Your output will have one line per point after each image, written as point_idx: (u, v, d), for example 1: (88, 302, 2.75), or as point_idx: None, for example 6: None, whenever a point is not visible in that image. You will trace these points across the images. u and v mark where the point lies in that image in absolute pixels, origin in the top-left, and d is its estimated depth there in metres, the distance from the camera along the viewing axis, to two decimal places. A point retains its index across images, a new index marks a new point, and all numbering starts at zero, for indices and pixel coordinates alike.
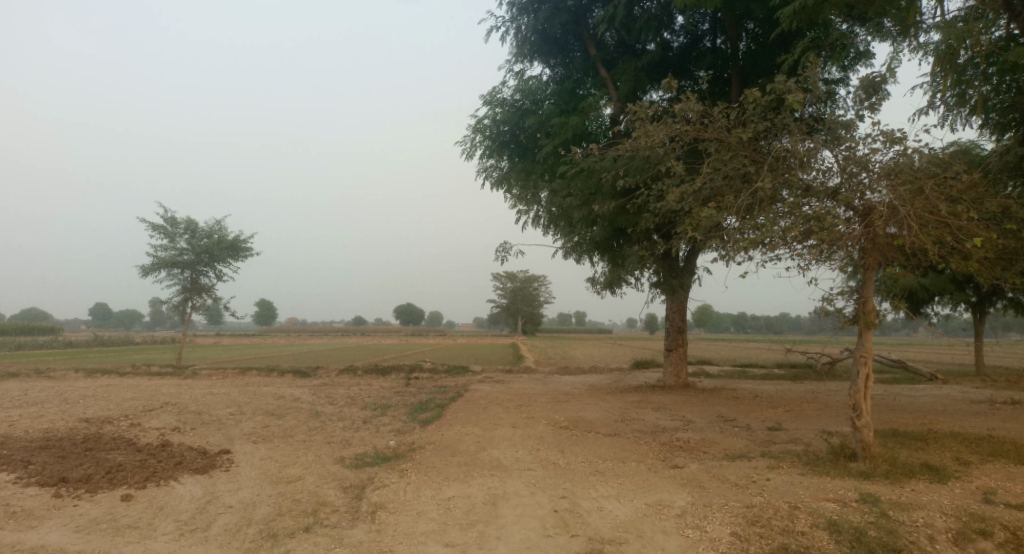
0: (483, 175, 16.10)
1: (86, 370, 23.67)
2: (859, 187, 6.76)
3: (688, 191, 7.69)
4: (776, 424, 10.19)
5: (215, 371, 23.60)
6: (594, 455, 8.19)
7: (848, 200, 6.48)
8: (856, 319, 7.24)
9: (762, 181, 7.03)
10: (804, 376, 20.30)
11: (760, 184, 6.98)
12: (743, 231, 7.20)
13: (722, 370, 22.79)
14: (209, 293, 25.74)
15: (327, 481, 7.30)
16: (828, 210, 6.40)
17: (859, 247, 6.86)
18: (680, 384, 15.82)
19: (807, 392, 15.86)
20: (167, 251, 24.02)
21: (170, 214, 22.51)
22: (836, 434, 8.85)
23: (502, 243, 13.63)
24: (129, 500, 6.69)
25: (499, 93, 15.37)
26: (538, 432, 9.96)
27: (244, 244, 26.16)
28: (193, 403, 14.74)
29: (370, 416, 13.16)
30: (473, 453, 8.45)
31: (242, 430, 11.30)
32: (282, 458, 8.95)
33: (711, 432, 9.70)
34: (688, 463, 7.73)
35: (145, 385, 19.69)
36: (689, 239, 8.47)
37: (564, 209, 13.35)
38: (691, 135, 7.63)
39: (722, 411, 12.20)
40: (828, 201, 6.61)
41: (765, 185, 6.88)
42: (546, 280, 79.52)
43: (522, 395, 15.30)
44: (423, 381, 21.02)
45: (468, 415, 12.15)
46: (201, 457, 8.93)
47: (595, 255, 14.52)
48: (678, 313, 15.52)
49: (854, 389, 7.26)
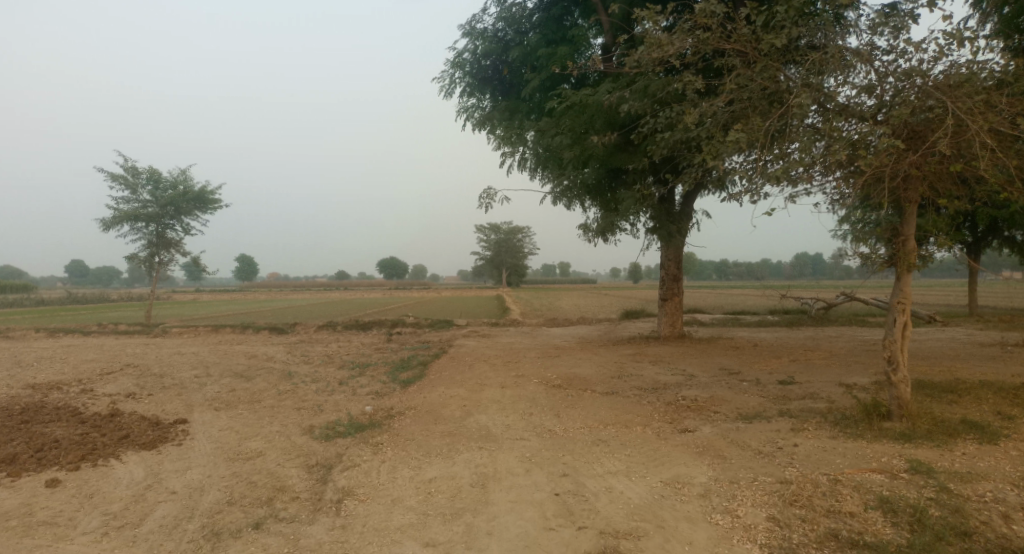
0: (463, 116, 14.71)
1: (46, 330, 22.34)
2: (915, 99, 5.62)
3: (705, 114, 6.55)
4: (787, 378, 9.38)
5: (186, 329, 22.39)
6: (594, 420, 7.31)
7: (903, 116, 5.37)
8: (895, 261, 6.23)
9: (795, 98, 5.89)
10: (800, 323, 19.62)
11: (793, 102, 5.84)
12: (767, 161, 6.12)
13: (714, 318, 22.15)
14: (176, 248, 24.28)
15: (291, 458, 6.35)
16: (880, 128, 5.27)
17: (904, 177, 5.80)
18: (675, 334, 15.04)
19: (808, 340, 15.18)
20: (127, 203, 22.40)
21: (127, 163, 20.81)
22: (857, 389, 8.03)
23: (485, 188, 12.47)
24: (54, 485, 5.67)
25: (479, 21, 13.80)
26: (530, 392, 9.08)
27: (211, 196, 24.58)
28: (157, 365, 13.65)
29: (347, 376, 12.22)
30: (459, 420, 7.55)
31: (205, 395, 10.28)
32: (244, 428, 7.97)
33: (718, 388, 8.87)
34: (700, 426, 6.87)
35: (111, 345, 18.53)
36: (698, 175, 7.38)
37: (552, 150, 12.11)
38: (709, 47, 6.45)
39: (724, 363, 11.41)
40: (876, 119, 5.49)
41: (800, 101, 5.75)
42: (531, 232, 78.29)
43: (510, 351, 14.36)
44: (406, 336, 20.08)
45: (452, 373, 11.21)
46: (152, 430, 7.91)
47: (586, 200, 13.42)
48: (673, 260, 14.58)
49: (889, 340, 6.33)
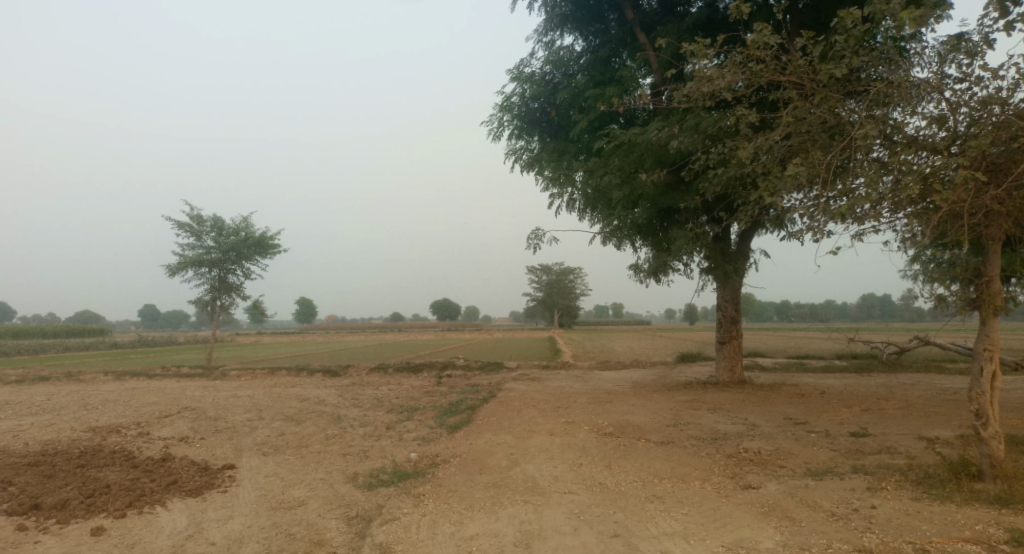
0: (512, 158, 14.81)
1: (115, 372, 23.37)
2: (995, 128, 5.16)
3: (761, 149, 6.25)
4: (861, 429, 8.64)
5: (244, 371, 23.01)
6: (647, 473, 6.87)
7: (981, 147, 4.92)
8: (978, 304, 5.61)
9: (859, 130, 5.54)
10: (870, 368, 18.39)
11: (856, 134, 5.49)
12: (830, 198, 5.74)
13: (776, 362, 21.06)
14: (237, 292, 25.21)
15: (332, 509, 6.19)
16: (956, 160, 4.83)
17: (986, 212, 5.29)
18: (735, 380, 14.30)
19: (881, 387, 14.11)
20: (193, 249, 23.53)
21: (193, 212, 21.93)
22: (942, 443, 7.26)
23: (535, 229, 12.41)
24: (100, 534, 5.69)
25: (528, 66, 14.00)
26: (579, 440, 8.69)
27: (270, 242, 25.55)
28: (212, 408, 13.94)
29: (395, 421, 12.11)
30: (504, 470, 7.25)
31: (254, 440, 10.35)
32: (289, 475, 7.91)
33: (783, 440, 8.24)
34: (764, 483, 6.33)
35: (172, 387, 19.18)
36: (754, 212, 7.03)
37: (600, 190, 11.95)
38: (763, 79, 6.20)
39: (788, 411, 10.68)
40: (951, 150, 5.06)
41: (864, 133, 5.39)
42: (582, 273, 77.81)
43: (560, 396, 13.97)
44: (456, 379, 19.93)
45: (500, 419, 10.93)
46: (200, 476, 7.95)
47: (637, 240, 13.12)
48: (730, 301, 13.99)
49: (975, 391, 5.60)
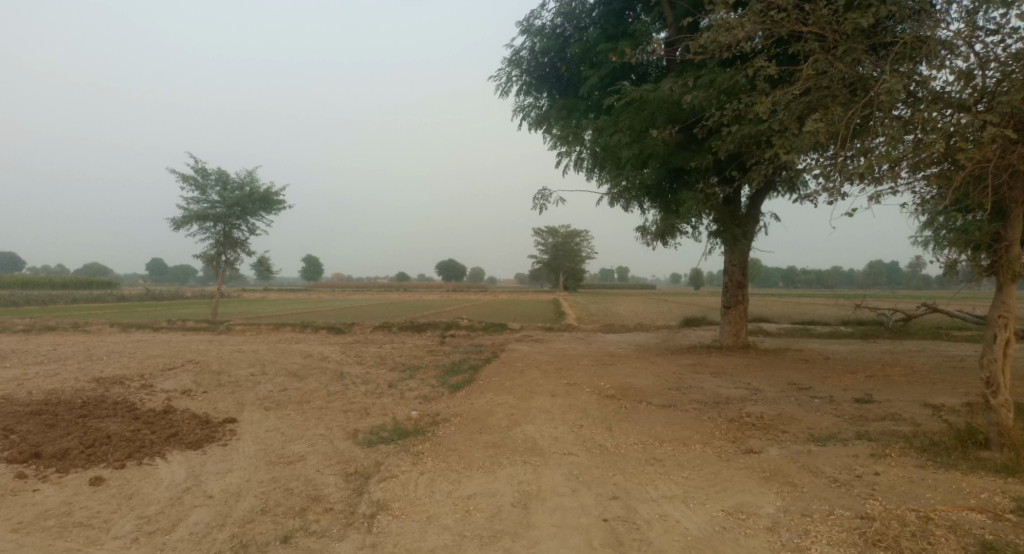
0: (520, 115, 14.42)
1: (121, 325, 23.53)
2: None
3: (778, 105, 5.97)
4: (866, 396, 8.54)
5: (249, 327, 23.12)
6: (648, 436, 6.81)
7: (1015, 102, 4.63)
8: (996, 270, 5.37)
9: (884, 85, 5.24)
10: (876, 335, 18.26)
11: (881, 89, 5.19)
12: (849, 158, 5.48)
13: (781, 328, 20.95)
14: (242, 248, 25.13)
15: (330, 464, 6.18)
16: (987, 116, 4.55)
17: (1013, 173, 5.02)
18: (739, 345, 14.21)
19: (887, 354, 13.99)
20: (197, 203, 23.36)
21: (197, 166, 21.68)
22: (949, 412, 7.13)
23: (541, 188, 12.16)
24: (99, 484, 5.71)
25: (538, 18, 13.48)
26: (580, 402, 8.65)
27: (275, 197, 25.31)
28: (216, 362, 14.01)
29: (397, 379, 12.13)
30: (504, 430, 7.23)
31: (256, 394, 10.39)
32: (289, 430, 7.92)
33: (786, 405, 8.16)
34: (766, 448, 6.26)
35: (178, 341, 19.30)
36: (768, 173, 6.76)
37: (609, 149, 11.62)
38: (783, 29, 5.88)
39: (792, 377, 10.60)
40: (981, 107, 4.78)
41: (889, 87, 5.10)
42: (588, 236, 77.40)
43: (562, 357, 13.94)
44: (459, 339, 19.96)
45: (502, 379, 10.90)
46: (201, 429, 7.97)
47: (644, 202, 12.83)
48: (738, 265, 13.78)
49: (987, 359, 5.41)
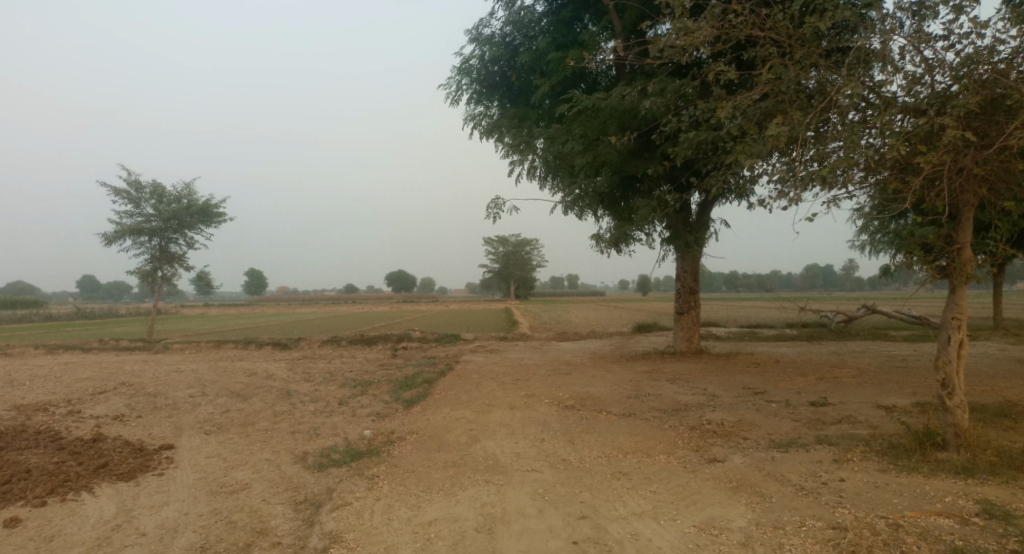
0: (470, 124, 14.23)
1: (46, 346, 21.93)
2: (979, 88, 5.04)
3: (738, 109, 6.02)
4: (819, 399, 8.68)
5: (188, 345, 21.93)
6: (612, 447, 6.67)
7: (969, 105, 4.77)
8: (948, 272, 5.51)
9: (842, 88, 5.33)
10: (820, 337, 18.86)
11: (839, 92, 5.28)
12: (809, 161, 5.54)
13: (730, 332, 21.41)
14: (179, 262, 23.90)
15: (279, 492, 5.76)
16: (945, 119, 4.67)
17: (964, 175, 5.18)
18: (692, 350, 14.36)
19: (832, 356, 14.41)
20: (130, 217, 22.09)
21: (129, 177, 20.50)
22: (901, 413, 7.28)
23: (494, 197, 11.98)
24: (14, 526, 5.11)
25: (487, 26, 13.37)
26: (540, 414, 8.45)
27: (215, 209, 24.21)
28: (151, 384, 13.14)
29: (348, 395, 11.64)
30: (464, 447, 6.95)
31: (196, 417, 9.74)
32: (233, 455, 7.40)
33: (744, 410, 8.20)
34: (730, 456, 6.22)
35: (109, 362, 18.09)
36: (725, 179, 6.80)
37: (562, 157, 11.57)
38: (740, 34, 5.94)
39: (746, 381, 10.72)
40: (937, 110, 4.91)
41: (848, 90, 5.19)
42: (539, 244, 77.80)
43: (518, 367, 13.73)
44: (412, 351, 19.50)
45: (459, 393, 10.60)
46: (134, 458, 7.35)
47: (598, 210, 12.83)
48: (689, 271, 13.96)
49: (942, 361, 5.53)
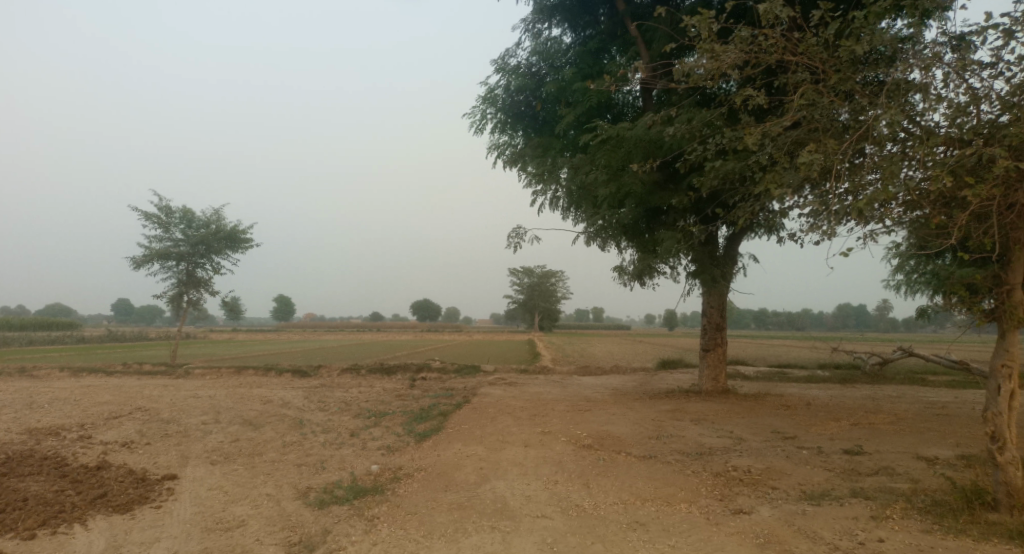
0: (494, 153, 14.18)
1: (72, 368, 22.20)
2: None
3: (767, 137, 5.76)
4: (855, 446, 8.12)
5: (209, 370, 21.98)
6: (628, 494, 6.24)
7: (1020, 135, 4.45)
8: (996, 315, 5.07)
9: (880, 116, 5.04)
10: (853, 379, 18.06)
11: (878, 119, 4.99)
12: (845, 192, 5.22)
13: (758, 371, 20.67)
14: (205, 287, 24.18)
15: (273, 532, 5.47)
16: (995, 150, 4.35)
17: (1014, 209, 4.80)
18: (718, 389, 13.79)
19: (867, 399, 13.69)
20: (159, 242, 22.49)
21: (160, 202, 20.92)
22: (946, 466, 6.71)
23: (515, 227, 11.79)
24: None
25: (512, 57, 13.38)
26: (555, 453, 8.06)
27: (242, 236, 24.54)
28: (166, 409, 13.05)
29: (360, 427, 11.37)
30: (472, 487, 6.59)
31: (205, 446, 9.56)
32: (234, 488, 7.15)
33: (773, 456, 7.69)
34: (756, 507, 5.75)
35: (130, 385, 18.18)
36: (753, 210, 6.49)
37: (585, 188, 11.38)
38: (771, 59, 5.72)
39: (775, 424, 10.16)
40: (985, 141, 4.59)
41: (887, 118, 4.90)
42: (564, 276, 77.44)
43: (536, 402, 13.31)
44: (431, 383, 19.19)
45: (472, 427, 10.25)
46: (135, 489, 7.16)
47: (621, 242, 12.56)
48: (715, 307, 13.49)
49: (991, 412, 5.05)
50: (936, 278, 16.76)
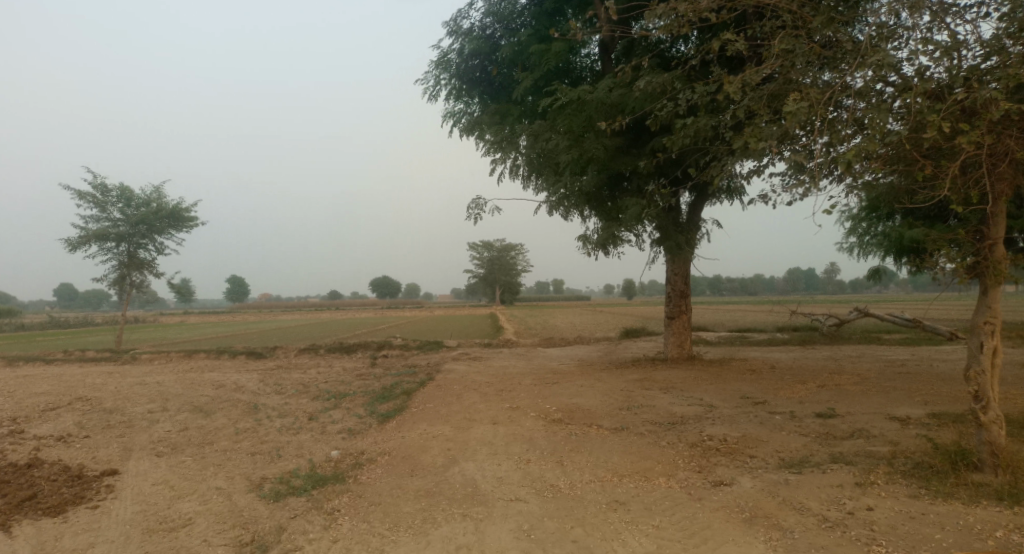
0: (449, 121, 13.53)
1: (5, 358, 20.74)
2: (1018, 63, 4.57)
3: (745, 87, 5.47)
4: (826, 409, 8.06)
5: (158, 355, 20.84)
6: (605, 470, 5.97)
7: (1014, 77, 4.27)
8: (978, 271, 4.91)
9: (865, 61, 4.81)
10: (812, 341, 18.38)
11: (863, 64, 4.76)
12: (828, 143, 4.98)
13: (720, 337, 20.88)
14: (149, 269, 22.84)
15: (223, 531, 4.97)
16: (992, 93, 4.18)
17: (998, 159, 4.66)
18: (684, 357, 13.72)
19: (828, 361, 13.86)
20: (95, 222, 21.05)
21: (93, 180, 19.47)
22: (920, 428, 6.66)
23: (475, 197, 11.37)
24: None
25: (465, 18, 12.68)
26: (526, 430, 7.72)
27: (186, 214, 23.20)
28: (108, 398, 12.18)
29: (320, 409, 10.82)
30: (440, 471, 6.20)
31: (149, 437, 8.88)
32: (182, 482, 6.58)
33: (747, 423, 7.54)
34: (737, 478, 5.55)
35: (70, 374, 17.04)
36: (726, 170, 6.19)
37: (547, 154, 10.93)
38: (747, 3, 5.41)
39: (744, 390, 10.10)
40: (978, 85, 4.43)
41: (875, 62, 4.67)
42: (525, 249, 77.14)
43: (502, 376, 12.96)
44: (393, 360, 18.66)
45: (438, 406, 9.83)
46: (69, 488, 6.50)
47: (584, 210, 12.21)
48: (680, 275, 13.32)
49: (973, 371, 4.91)
50: (889, 240, 17.05)
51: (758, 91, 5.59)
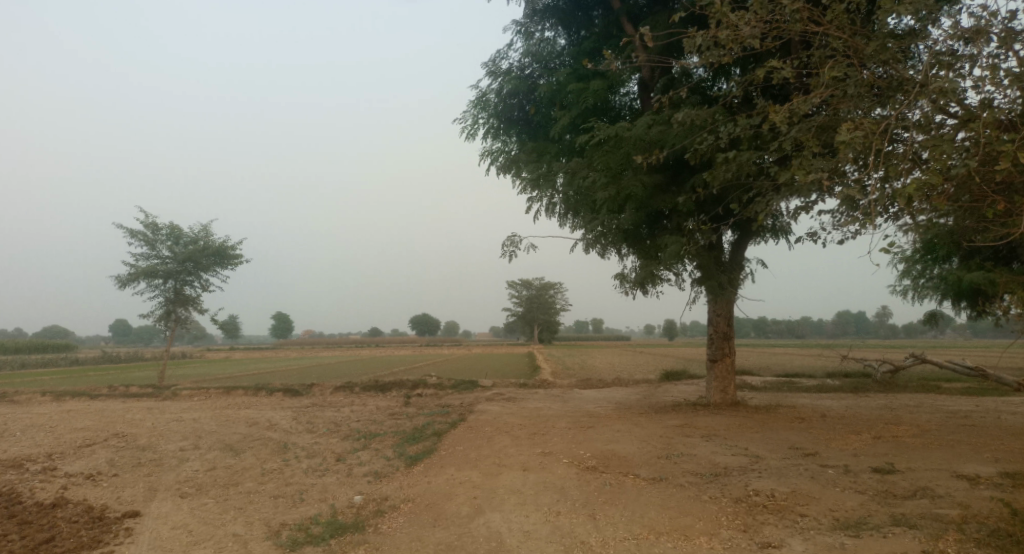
0: (486, 160, 13.58)
1: (55, 392, 21.38)
2: None
3: (793, 118, 5.29)
4: (886, 464, 7.41)
5: (197, 391, 21.15)
6: (640, 526, 5.53)
7: None
8: None
9: (927, 88, 4.58)
10: (865, 387, 17.35)
11: (925, 90, 4.52)
12: (886, 173, 4.69)
13: (766, 381, 19.94)
14: (193, 305, 23.44)
15: None
16: None
17: None
18: (727, 402, 13.07)
19: (885, 410, 12.97)
20: (145, 260, 21.82)
21: (144, 220, 20.26)
22: (995, 488, 6.00)
23: (510, 234, 11.28)
24: None
25: (503, 59, 12.82)
26: (557, 478, 7.33)
27: (231, 252, 23.87)
28: (144, 434, 12.27)
29: (349, 450, 10.63)
30: (463, 521, 5.88)
31: (177, 476, 8.82)
32: (201, 526, 6.43)
33: (798, 477, 6.97)
34: (786, 540, 5.05)
35: (112, 409, 17.38)
36: (773, 204, 5.91)
37: (584, 192, 10.78)
38: (795, 30, 5.29)
39: (793, 439, 9.46)
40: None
41: (937, 89, 4.44)
42: (562, 288, 76.71)
43: (536, 419, 12.55)
44: (426, 399, 18.43)
45: (467, 450, 9.50)
46: (89, 530, 6.42)
47: (622, 248, 11.94)
48: (722, 316, 12.78)
49: None
50: (945, 282, 16.11)
51: (807, 123, 5.39)
